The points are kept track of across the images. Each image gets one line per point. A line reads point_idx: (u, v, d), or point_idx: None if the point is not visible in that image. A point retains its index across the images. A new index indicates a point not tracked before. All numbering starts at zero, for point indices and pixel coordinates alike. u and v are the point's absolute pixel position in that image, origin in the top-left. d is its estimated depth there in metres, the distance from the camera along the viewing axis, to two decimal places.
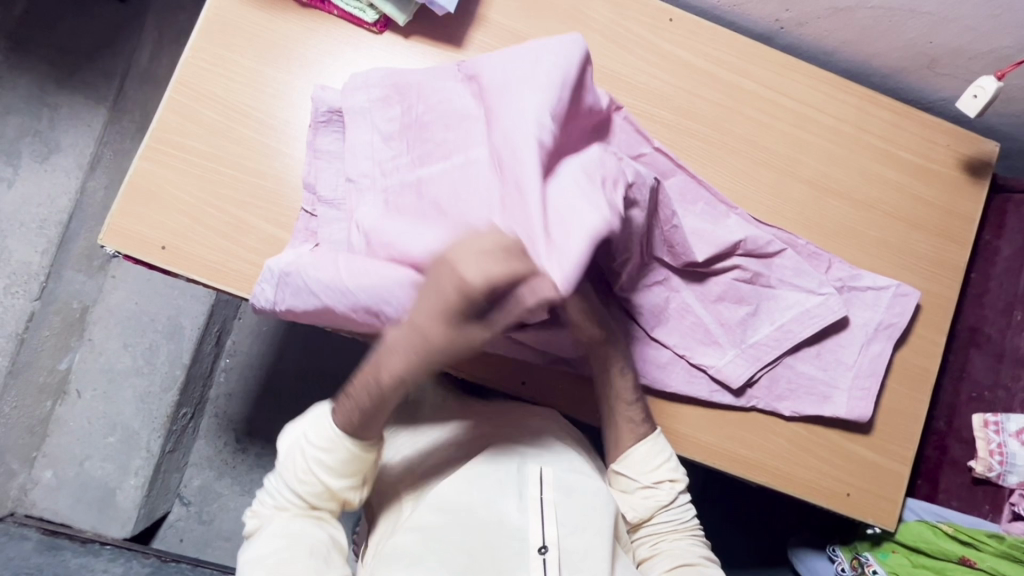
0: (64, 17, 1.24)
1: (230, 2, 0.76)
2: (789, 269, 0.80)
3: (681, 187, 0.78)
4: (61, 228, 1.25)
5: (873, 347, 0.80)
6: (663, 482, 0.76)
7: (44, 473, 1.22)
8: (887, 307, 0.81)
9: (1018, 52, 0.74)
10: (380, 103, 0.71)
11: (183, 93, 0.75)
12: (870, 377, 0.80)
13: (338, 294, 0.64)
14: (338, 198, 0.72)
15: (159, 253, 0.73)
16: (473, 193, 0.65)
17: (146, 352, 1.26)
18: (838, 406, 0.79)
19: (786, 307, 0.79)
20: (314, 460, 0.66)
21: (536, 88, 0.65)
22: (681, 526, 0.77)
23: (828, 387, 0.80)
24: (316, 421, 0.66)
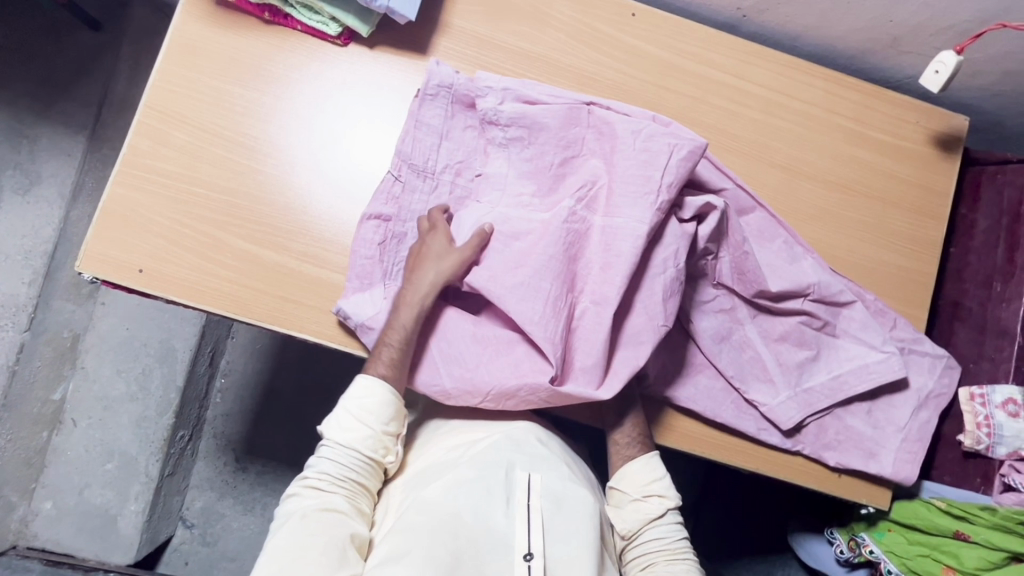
0: (38, 49, 1.25)
1: (196, 24, 0.77)
2: (856, 322, 0.80)
3: (761, 224, 0.79)
4: (46, 259, 1.25)
5: (922, 413, 0.80)
6: (653, 496, 0.75)
7: (44, 504, 1.23)
8: (940, 376, 0.80)
9: (978, 25, 0.74)
10: (502, 112, 0.74)
11: (152, 116, 0.76)
12: (917, 441, 0.79)
13: (465, 374, 0.70)
14: (428, 167, 0.76)
15: (137, 276, 0.73)
16: (574, 255, 0.70)
17: (139, 377, 1.26)
18: (883, 465, 0.79)
19: (844, 360, 0.80)
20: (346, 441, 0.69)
21: (644, 189, 0.69)
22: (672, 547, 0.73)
23: (875, 443, 0.79)
24: (361, 403, 0.69)
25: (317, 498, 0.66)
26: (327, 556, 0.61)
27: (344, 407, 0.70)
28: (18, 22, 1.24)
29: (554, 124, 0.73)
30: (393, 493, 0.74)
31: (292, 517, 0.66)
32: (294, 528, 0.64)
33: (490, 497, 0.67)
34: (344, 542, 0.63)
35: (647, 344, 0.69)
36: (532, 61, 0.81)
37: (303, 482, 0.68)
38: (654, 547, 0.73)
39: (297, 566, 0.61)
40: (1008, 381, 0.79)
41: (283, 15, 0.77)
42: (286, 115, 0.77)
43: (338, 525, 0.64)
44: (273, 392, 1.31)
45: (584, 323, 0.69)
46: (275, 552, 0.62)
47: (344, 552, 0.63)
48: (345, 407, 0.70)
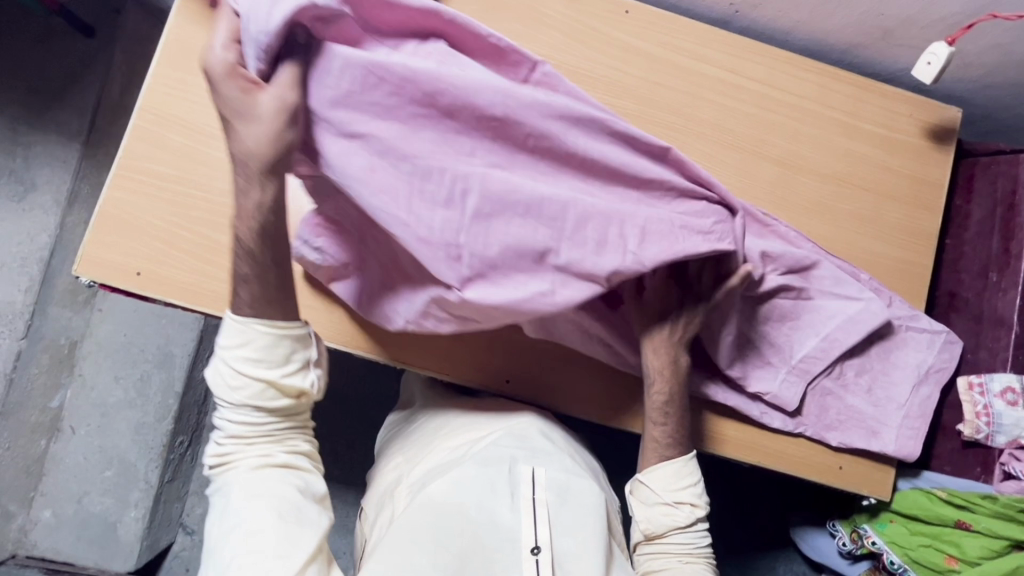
0: (31, 56, 1.24)
1: (189, 26, 0.77)
2: (829, 280, 0.76)
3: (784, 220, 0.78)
4: (42, 265, 1.24)
5: (922, 389, 0.80)
6: (684, 504, 0.74)
7: (42, 513, 1.22)
8: (938, 352, 0.80)
9: (968, 17, 0.75)
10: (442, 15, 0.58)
11: (147, 119, 0.75)
12: (920, 417, 0.80)
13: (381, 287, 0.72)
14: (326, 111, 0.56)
15: (135, 279, 0.73)
16: (509, 186, 0.60)
17: (137, 383, 1.25)
18: (885, 442, 0.79)
19: (829, 318, 0.76)
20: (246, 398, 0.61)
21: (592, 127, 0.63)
22: (695, 549, 0.75)
23: (878, 422, 0.79)
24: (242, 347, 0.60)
25: (248, 462, 0.62)
26: (285, 519, 0.59)
27: (229, 358, 0.60)
28: (9, 29, 1.24)
29: (490, 57, 0.62)
30: (398, 493, 0.74)
31: (227, 487, 0.62)
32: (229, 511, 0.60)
33: (495, 492, 0.67)
34: (295, 499, 0.61)
35: (588, 263, 0.61)
36: None
37: (219, 447, 0.63)
38: (674, 549, 0.74)
39: (253, 538, 0.58)
40: (1006, 370, 0.80)
41: None
42: None
43: (283, 484, 0.62)
44: None
45: (490, 232, 0.60)
46: (225, 532, 0.59)
47: (300, 512, 0.61)
48: (229, 357, 0.60)
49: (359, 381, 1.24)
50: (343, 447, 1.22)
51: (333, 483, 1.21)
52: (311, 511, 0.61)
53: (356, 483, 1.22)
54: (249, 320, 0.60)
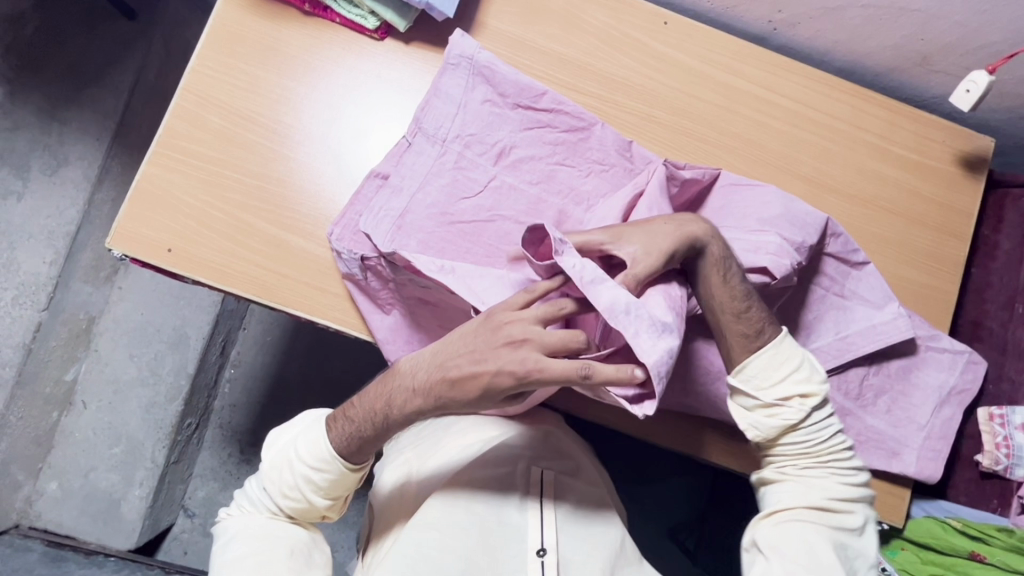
0: (73, 35, 1.27)
1: (236, 12, 0.79)
2: (835, 282, 0.78)
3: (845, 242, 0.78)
4: (68, 240, 1.25)
5: (944, 409, 0.80)
6: (791, 398, 0.68)
7: (49, 485, 1.23)
8: (961, 372, 0.80)
9: (1010, 45, 0.75)
10: (480, 112, 0.76)
11: (189, 100, 0.77)
12: (942, 439, 0.79)
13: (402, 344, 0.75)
14: (403, 185, 0.74)
15: (166, 256, 0.74)
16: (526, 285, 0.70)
17: (151, 362, 1.27)
18: (907, 464, 0.78)
19: (852, 321, 0.78)
20: (301, 476, 0.67)
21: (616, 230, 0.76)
22: (810, 450, 0.69)
23: (898, 443, 0.79)
24: (313, 441, 0.67)
25: (264, 512, 0.70)
26: (296, 562, 0.67)
27: (293, 446, 0.68)
28: (54, 8, 1.26)
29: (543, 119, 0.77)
30: (407, 484, 0.72)
31: (245, 524, 0.69)
32: (249, 540, 0.68)
33: (504, 490, 0.67)
34: (306, 545, 0.70)
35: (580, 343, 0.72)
36: (562, 63, 0.82)
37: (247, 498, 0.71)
38: (788, 453, 0.69)
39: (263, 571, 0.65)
40: None
41: (322, 7, 0.79)
42: (321, 105, 0.79)
43: (297, 535, 0.70)
44: (281, 382, 1.31)
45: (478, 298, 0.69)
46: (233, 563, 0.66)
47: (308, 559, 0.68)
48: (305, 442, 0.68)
49: None
50: None
51: None
52: (318, 558, 0.70)
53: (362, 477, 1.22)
54: (337, 454, 0.67)
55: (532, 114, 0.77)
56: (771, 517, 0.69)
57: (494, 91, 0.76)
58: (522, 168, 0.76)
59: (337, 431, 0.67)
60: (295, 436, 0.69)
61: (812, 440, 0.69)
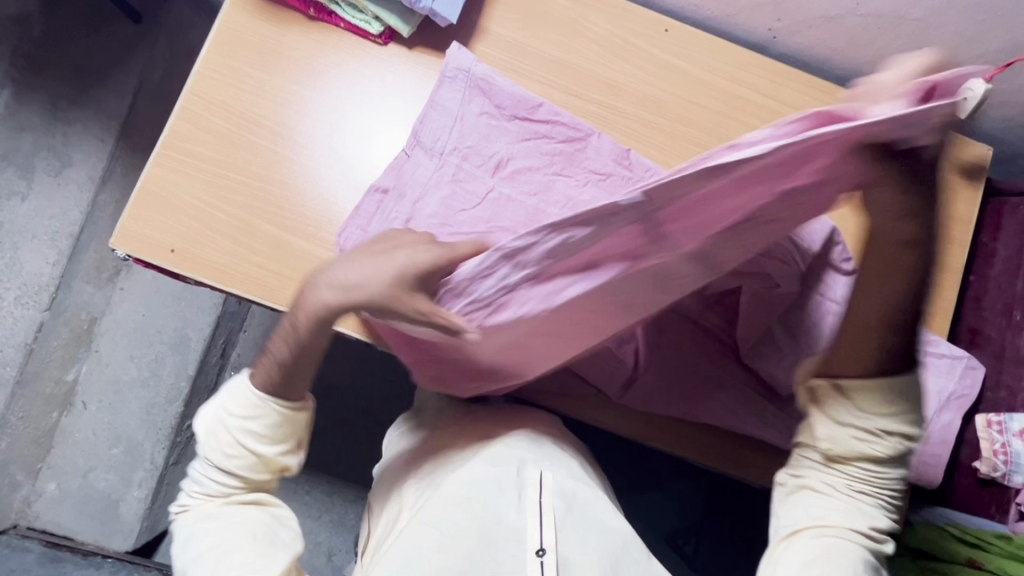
0: (80, 37, 1.28)
1: (242, 16, 0.79)
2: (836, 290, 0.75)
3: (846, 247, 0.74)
4: (71, 241, 1.27)
5: (944, 415, 0.80)
6: (880, 436, 0.69)
7: (47, 485, 1.23)
8: (960, 378, 0.80)
9: (1007, 55, 0.75)
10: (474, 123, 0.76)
11: (194, 102, 0.77)
12: (942, 446, 0.79)
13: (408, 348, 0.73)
14: (409, 189, 0.74)
15: (169, 256, 0.75)
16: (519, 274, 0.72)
17: (152, 363, 1.27)
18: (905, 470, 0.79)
19: None
20: (239, 432, 0.63)
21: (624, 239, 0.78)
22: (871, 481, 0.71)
23: None
24: (235, 391, 0.63)
25: (213, 498, 0.65)
26: (261, 541, 0.61)
27: (219, 405, 0.64)
28: (61, 10, 1.28)
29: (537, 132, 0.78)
30: (406, 489, 0.73)
31: (193, 525, 0.63)
32: (206, 534, 0.62)
33: (503, 490, 0.67)
34: (270, 523, 0.64)
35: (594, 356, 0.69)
36: (564, 69, 0.83)
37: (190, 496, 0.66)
38: (847, 478, 0.71)
39: (230, 559, 0.59)
40: None
41: (327, 12, 0.80)
42: (325, 108, 0.79)
43: (257, 514, 0.64)
44: None
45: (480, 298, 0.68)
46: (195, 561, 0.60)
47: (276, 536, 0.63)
48: (227, 398, 0.64)
49: (368, 379, 1.25)
50: (351, 441, 1.23)
51: (338, 477, 1.22)
52: (285, 534, 0.64)
53: (361, 480, 1.22)
54: (267, 398, 0.63)
55: (528, 125, 0.78)
56: (805, 532, 0.70)
57: (491, 103, 0.77)
58: (519, 179, 0.76)
59: (259, 376, 0.63)
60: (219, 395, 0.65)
61: (884, 476, 0.70)
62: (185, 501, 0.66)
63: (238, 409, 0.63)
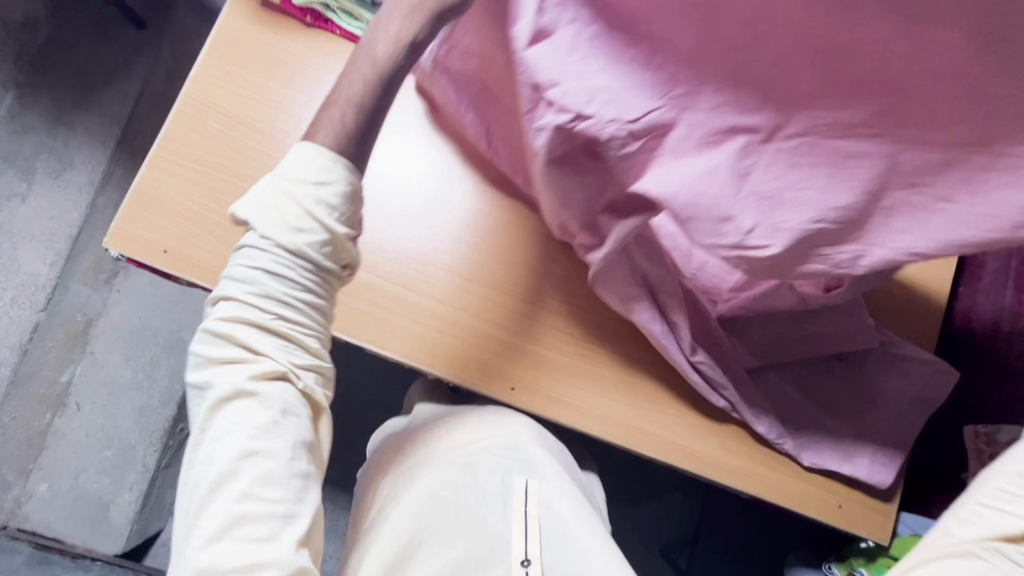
0: (83, 41, 1.30)
1: (240, 22, 0.81)
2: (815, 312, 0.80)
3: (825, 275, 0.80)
4: (69, 242, 1.28)
5: (909, 417, 0.82)
6: None
7: (38, 487, 1.22)
8: (928, 380, 0.82)
9: None
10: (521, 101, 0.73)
11: (190, 105, 0.79)
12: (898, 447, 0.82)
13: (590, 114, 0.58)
14: None
15: (162, 256, 0.75)
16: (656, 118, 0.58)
17: (146, 365, 1.27)
18: (858, 467, 0.81)
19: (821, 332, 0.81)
20: (306, 195, 0.55)
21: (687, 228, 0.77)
22: None
23: (852, 449, 0.81)
24: (312, 164, 0.56)
25: (256, 315, 0.56)
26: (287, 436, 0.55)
27: (284, 175, 0.56)
28: (67, 16, 1.30)
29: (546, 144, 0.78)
30: (389, 486, 0.73)
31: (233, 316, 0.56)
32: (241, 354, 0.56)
33: (488, 500, 0.67)
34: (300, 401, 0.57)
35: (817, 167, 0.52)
36: None
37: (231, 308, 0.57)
38: None
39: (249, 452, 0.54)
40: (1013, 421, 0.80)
41: (323, 19, 0.82)
42: (319, 112, 0.81)
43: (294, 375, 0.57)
44: None
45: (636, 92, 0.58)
46: (216, 485, 0.53)
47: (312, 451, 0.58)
48: (292, 182, 0.56)
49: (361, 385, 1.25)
50: (342, 449, 1.23)
51: (327, 484, 1.21)
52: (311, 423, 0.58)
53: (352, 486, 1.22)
54: (337, 160, 0.56)
55: None
56: None
57: None
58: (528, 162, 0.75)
59: (323, 135, 0.56)
60: (283, 161, 0.57)
61: None
62: (220, 320, 0.57)
63: (309, 172, 0.55)
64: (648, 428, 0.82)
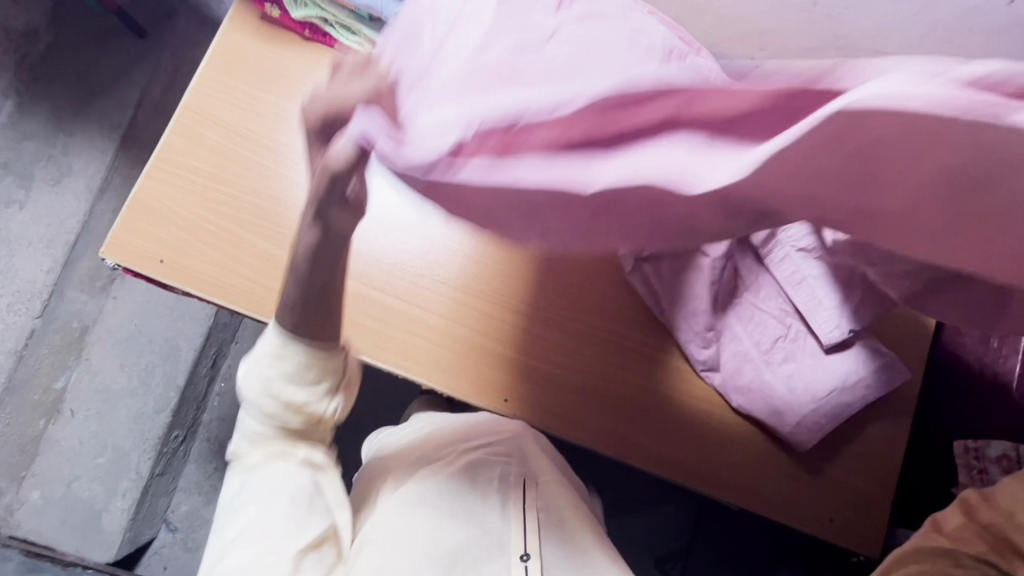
0: (84, 49, 1.31)
1: (240, 35, 0.82)
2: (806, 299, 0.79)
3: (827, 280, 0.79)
4: (67, 249, 1.28)
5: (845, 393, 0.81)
6: None
7: (30, 494, 1.22)
8: (871, 360, 0.81)
9: None
10: None
11: (189, 116, 0.79)
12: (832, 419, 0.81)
13: None
14: None
15: (158, 266, 0.76)
16: None
17: (141, 372, 1.27)
18: (784, 422, 0.81)
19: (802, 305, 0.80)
20: (269, 376, 0.60)
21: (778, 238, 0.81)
22: None
23: (786, 404, 0.80)
24: (261, 349, 0.60)
25: (279, 444, 0.64)
26: (297, 504, 0.60)
27: (266, 375, 0.60)
28: (67, 24, 1.31)
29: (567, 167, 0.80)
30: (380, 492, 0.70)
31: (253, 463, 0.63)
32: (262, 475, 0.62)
33: (485, 500, 0.65)
34: (311, 492, 0.62)
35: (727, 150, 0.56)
36: None
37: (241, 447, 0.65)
38: None
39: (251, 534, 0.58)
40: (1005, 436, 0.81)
41: (322, 33, 0.83)
42: None
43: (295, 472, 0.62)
44: None
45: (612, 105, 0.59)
46: (216, 557, 0.57)
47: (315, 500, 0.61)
48: (259, 362, 0.60)
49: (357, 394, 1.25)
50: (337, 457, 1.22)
51: None
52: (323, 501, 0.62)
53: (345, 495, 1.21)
54: (290, 339, 0.58)
55: None
56: None
57: None
58: None
59: (283, 314, 0.58)
60: (255, 370, 0.60)
61: None
62: (235, 451, 0.66)
63: (266, 350, 0.60)
64: (637, 442, 0.82)
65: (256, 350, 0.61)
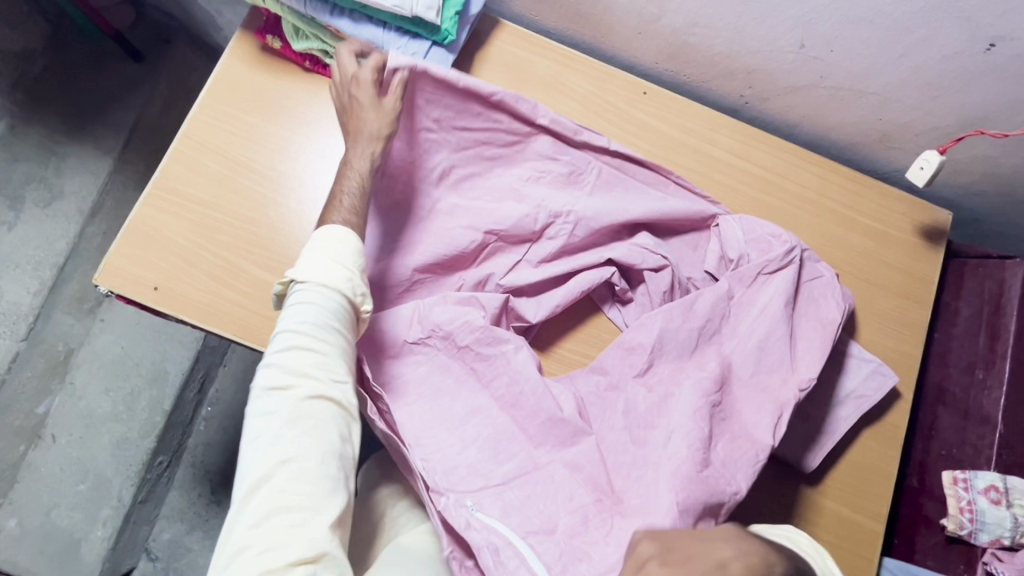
0: (80, 73, 1.31)
1: (240, 65, 0.83)
2: (753, 335, 0.77)
3: (813, 295, 0.80)
4: (55, 271, 1.27)
5: (839, 410, 0.81)
6: None
7: (8, 522, 1.18)
8: (863, 379, 0.81)
9: (959, 130, 0.81)
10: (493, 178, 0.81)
11: (188, 144, 0.80)
12: (829, 436, 0.80)
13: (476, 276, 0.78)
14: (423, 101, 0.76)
15: (152, 294, 0.75)
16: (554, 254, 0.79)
17: (127, 397, 1.25)
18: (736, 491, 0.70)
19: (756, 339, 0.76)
20: (341, 266, 0.65)
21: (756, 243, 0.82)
22: None
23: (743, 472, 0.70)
24: (335, 242, 0.65)
25: (313, 376, 0.61)
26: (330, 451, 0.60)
27: (319, 251, 0.65)
28: (62, 47, 1.31)
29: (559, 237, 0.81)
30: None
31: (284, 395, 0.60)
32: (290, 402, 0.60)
33: None
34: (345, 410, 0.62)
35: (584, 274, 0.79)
36: None
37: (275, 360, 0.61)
38: None
39: (297, 469, 0.58)
40: (988, 467, 0.82)
41: (322, 65, 0.84)
42: (314, 154, 0.82)
43: (332, 403, 0.61)
44: None
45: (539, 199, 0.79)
46: (259, 481, 0.58)
47: (342, 459, 0.61)
48: (330, 262, 0.64)
49: None
50: None
51: None
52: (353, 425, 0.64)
53: None
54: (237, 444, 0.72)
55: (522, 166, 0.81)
56: None
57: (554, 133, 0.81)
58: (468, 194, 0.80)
59: None
60: (324, 243, 0.65)
61: None
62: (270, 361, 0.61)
63: (338, 248, 0.65)
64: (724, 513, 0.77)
65: (316, 246, 0.65)
